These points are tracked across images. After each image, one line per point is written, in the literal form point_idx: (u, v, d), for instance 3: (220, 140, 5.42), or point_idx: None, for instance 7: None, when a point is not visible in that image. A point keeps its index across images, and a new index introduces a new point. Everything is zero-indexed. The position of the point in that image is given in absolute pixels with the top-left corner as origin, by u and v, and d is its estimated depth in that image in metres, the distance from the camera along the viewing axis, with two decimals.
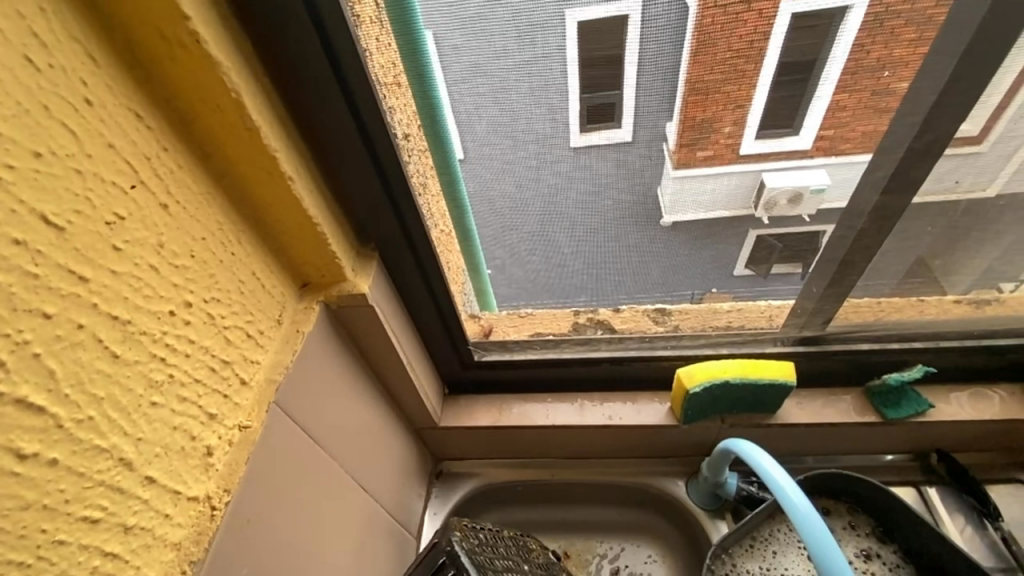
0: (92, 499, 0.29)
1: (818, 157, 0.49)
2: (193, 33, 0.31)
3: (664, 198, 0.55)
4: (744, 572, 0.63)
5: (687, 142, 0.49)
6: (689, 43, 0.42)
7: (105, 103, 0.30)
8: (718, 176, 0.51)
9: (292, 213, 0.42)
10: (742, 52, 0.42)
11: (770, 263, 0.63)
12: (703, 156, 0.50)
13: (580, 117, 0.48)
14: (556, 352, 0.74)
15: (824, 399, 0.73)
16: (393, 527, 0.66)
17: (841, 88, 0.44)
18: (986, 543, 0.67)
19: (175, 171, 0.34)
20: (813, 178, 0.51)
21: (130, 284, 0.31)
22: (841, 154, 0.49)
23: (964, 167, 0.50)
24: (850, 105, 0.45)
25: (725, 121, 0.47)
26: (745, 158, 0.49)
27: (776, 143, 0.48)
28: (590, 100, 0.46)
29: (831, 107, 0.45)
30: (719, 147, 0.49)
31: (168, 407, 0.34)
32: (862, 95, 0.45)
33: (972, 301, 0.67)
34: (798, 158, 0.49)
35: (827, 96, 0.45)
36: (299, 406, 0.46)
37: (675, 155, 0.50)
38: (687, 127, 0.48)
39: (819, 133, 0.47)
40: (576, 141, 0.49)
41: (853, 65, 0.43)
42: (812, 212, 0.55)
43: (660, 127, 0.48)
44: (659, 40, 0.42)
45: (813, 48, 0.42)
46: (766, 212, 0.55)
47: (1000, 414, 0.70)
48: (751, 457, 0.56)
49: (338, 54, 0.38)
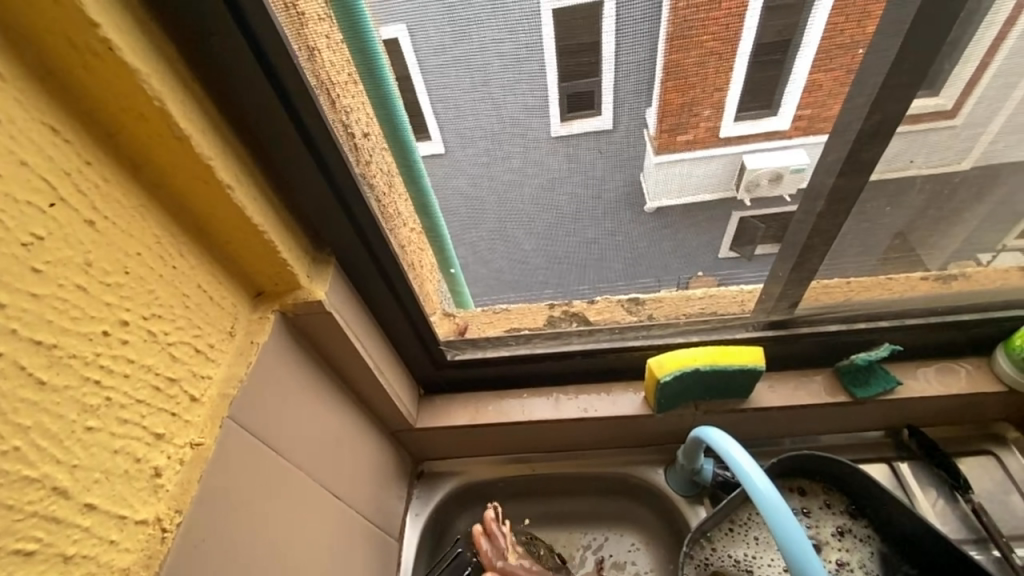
0: (25, 531, 0.28)
1: (795, 137, 0.49)
2: (104, 40, 0.30)
3: (646, 185, 0.54)
4: (725, 557, 0.64)
5: (668, 127, 0.48)
6: (665, 29, 0.41)
7: (13, 119, 0.28)
8: (698, 160, 0.50)
9: (237, 222, 0.41)
10: (721, 37, 0.41)
11: (753, 243, 0.62)
12: (684, 140, 0.49)
13: (562, 106, 0.46)
14: (528, 347, 0.74)
15: (795, 380, 0.74)
16: (372, 532, 0.65)
17: (817, 67, 0.43)
18: (956, 514, 0.68)
19: (101, 186, 0.33)
20: (793, 158, 0.51)
21: (55, 307, 0.30)
22: (818, 133, 0.48)
23: (916, 146, 0.50)
24: (826, 83, 0.44)
25: (704, 104, 0.45)
26: (728, 141, 0.48)
27: (755, 124, 0.47)
28: (567, 89, 0.45)
29: (807, 85, 0.44)
30: (699, 130, 0.48)
31: (107, 431, 0.33)
32: (836, 74, 0.43)
33: (939, 278, 0.67)
34: (774, 138, 0.48)
35: (801, 76, 0.43)
36: (256, 418, 0.45)
37: (656, 141, 0.49)
38: (666, 112, 0.46)
39: (796, 112, 0.46)
40: (558, 131, 0.48)
41: (826, 44, 0.42)
42: (793, 192, 0.54)
43: (641, 112, 0.47)
44: (634, 29, 0.41)
45: (789, 27, 0.41)
46: (748, 194, 0.54)
47: (966, 387, 0.71)
48: (720, 444, 0.57)
49: (273, 56, 0.37)
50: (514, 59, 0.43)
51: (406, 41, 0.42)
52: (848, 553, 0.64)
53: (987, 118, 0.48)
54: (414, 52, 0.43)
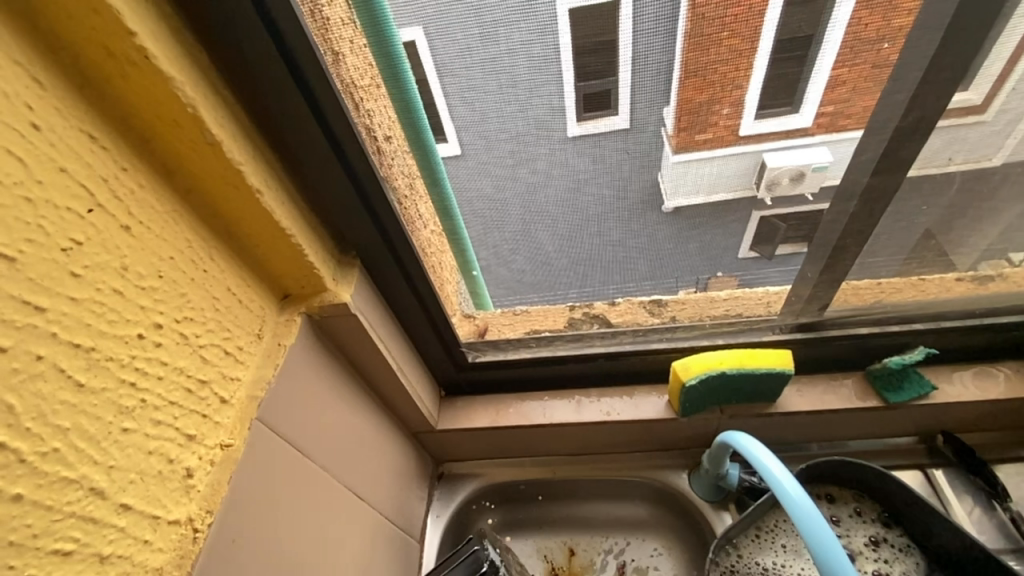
0: (63, 531, 0.29)
1: (818, 134, 0.47)
2: (141, 49, 0.30)
3: (664, 185, 0.53)
4: (752, 564, 0.62)
5: (685, 125, 0.47)
6: (684, 26, 0.40)
7: (54, 127, 0.29)
8: (719, 159, 0.49)
9: (265, 226, 0.41)
10: (742, 35, 0.40)
11: (774, 245, 0.61)
12: (703, 139, 0.48)
13: (579, 105, 0.46)
14: (549, 350, 0.74)
15: (824, 384, 0.72)
16: (394, 533, 0.65)
17: (840, 62, 0.42)
18: (994, 523, 0.66)
19: (136, 191, 0.34)
20: (815, 157, 0.49)
21: (92, 310, 0.31)
22: (840, 130, 0.47)
23: (956, 143, 0.49)
24: (849, 79, 0.43)
25: (724, 102, 0.44)
26: (748, 139, 0.47)
27: (777, 122, 0.46)
28: (585, 89, 0.44)
29: (830, 82, 0.43)
30: (719, 129, 0.46)
31: (141, 432, 0.34)
32: (861, 69, 0.42)
33: (974, 279, 0.65)
34: (797, 137, 0.47)
35: (824, 73, 0.42)
36: (283, 420, 0.45)
37: (674, 140, 0.48)
38: (685, 110, 0.45)
39: (819, 108, 0.45)
40: (575, 131, 0.47)
41: (851, 40, 0.40)
42: (815, 191, 0.53)
43: (658, 113, 0.46)
44: (651, 26, 0.40)
45: (810, 23, 0.40)
46: (769, 192, 0.53)
47: (1006, 393, 0.68)
48: (748, 449, 0.55)
49: (299, 62, 0.37)
50: (542, 61, 0.43)
51: (422, 42, 0.42)
52: (887, 564, 0.62)
53: None
54: (430, 52, 0.43)
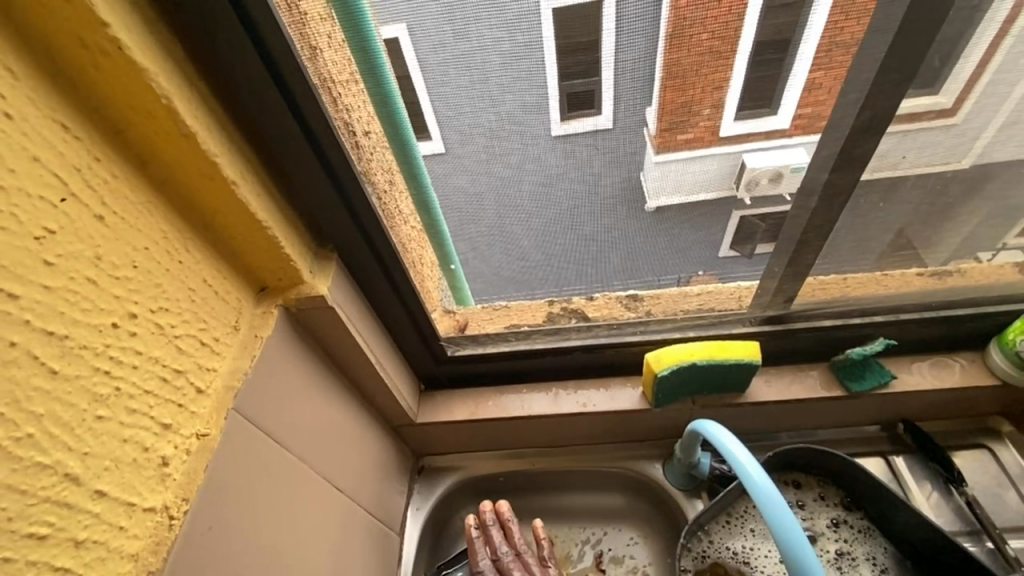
0: (38, 516, 0.29)
1: (796, 136, 0.49)
2: (115, 40, 0.30)
3: (647, 184, 0.55)
4: (722, 548, 0.65)
5: (667, 125, 0.49)
6: (665, 28, 0.42)
7: (26, 116, 0.29)
8: (696, 160, 0.51)
9: (241, 217, 0.42)
10: (721, 36, 0.42)
11: (753, 243, 0.64)
12: (685, 139, 0.50)
13: (562, 105, 0.47)
14: (529, 343, 0.75)
15: (791, 375, 0.74)
16: (373, 524, 0.66)
17: (816, 66, 0.43)
18: (951, 507, 0.69)
19: (111, 181, 0.34)
20: (793, 157, 0.52)
21: (66, 299, 0.31)
22: (818, 132, 0.49)
23: (906, 143, 0.51)
24: (826, 82, 0.45)
25: (705, 104, 0.46)
26: (728, 140, 0.49)
27: (756, 123, 0.47)
28: (568, 89, 0.46)
29: (807, 85, 0.45)
30: (701, 130, 0.48)
31: (117, 420, 0.34)
32: (836, 73, 0.44)
33: (934, 274, 0.68)
34: (777, 138, 0.49)
35: (802, 75, 0.44)
36: (260, 411, 0.46)
37: (656, 140, 0.50)
38: (666, 111, 0.47)
39: (797, 112, 0.47)
40: (558, 131, 0.49)
41: (827, 43, 0.42)
42: (793, 191, 0.55)
43: (640, 112, 0.48)
44: (633, 26, 0.42)
45: (789, 26, 0.41)
46: (748, 192, 0.56)
47: (960, 381, 0.72)
48: (716, 438, 0.57)
49: (275, 55, 0.38)
50: (513, 57, 0.44)
51: (406, 40, 0.43)
52: (848, 544, 0.66)
53: (981, 117, 0.49)
54: (414, 53, 0.44)
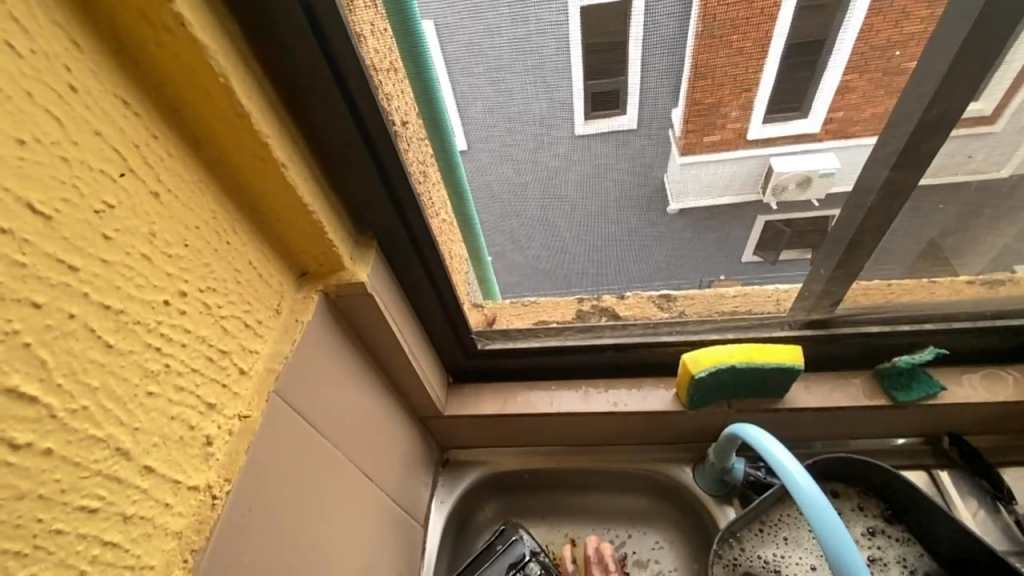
0: (89, 489, 0.29)
1: (826, 141, 0.48)
2: (178, 16, 0.30)
3: (670, 181, 0.54)
4: (754, 557, 0.63)
5: (693, 128, 0.48)
6: (694, 28, 0.41)
7: (89, 90, 0.29)
8: (724, 163, 0.51)
9: (287, 200, 0.42)
10: (751, 35, 0.41)
11: (778, 249, 0.63)
12: (710, 142, 0.49)
13: (586, 104, 0.47)
14: (559, 340, 0.74)
15: (832, 383, 0.72)
16: (400, 514, 0.66)
17: (851, 69, 0.42)
18: (997, 525, 0.66)
19: (166, 160, 0.34)
20: (822, 162, 0.50)
21: (122, 273, 0.31)
22: (851, 137, 0.48)
23: (976, 144, 0.49)
24: (860, 86, 0.44)
25: (732, 105, 0.45)
26: (757, 143, 0.48)
27: (783, 127, 0.47)
28: (593, 87, 0.45)
29: (841, 88, 0.44)
30: (727, 131, 0.48)
31: (165, 397, 0.34)
32: (872, 76, 0.43)
33: (986, 282, 0.65)
34: (806, 142, 0.48)
35: (837, 73, 0.43)
36: (299, 395, 0.46)
37: (680, 142, 0.50)
38: (693, 113, 0.47)
39: (829, 115, 0.46)
40: (582, 130, 0.49)
41: (863, 45, 0.41)
42: (821, 197, 0.55)
43: (665, 112, 0.47)
44: (667, 14, 0.41)
45: (823, 27, 0.40)
46: (775, 197, 0.54)
47: (1014, 395, 0.68)
48: (757, 442, 0.55)
49: (327, 34, 0.37)
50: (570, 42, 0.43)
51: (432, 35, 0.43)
52: (880, 550, 0.63)
53: None
54: (437, 44, 0.44)
